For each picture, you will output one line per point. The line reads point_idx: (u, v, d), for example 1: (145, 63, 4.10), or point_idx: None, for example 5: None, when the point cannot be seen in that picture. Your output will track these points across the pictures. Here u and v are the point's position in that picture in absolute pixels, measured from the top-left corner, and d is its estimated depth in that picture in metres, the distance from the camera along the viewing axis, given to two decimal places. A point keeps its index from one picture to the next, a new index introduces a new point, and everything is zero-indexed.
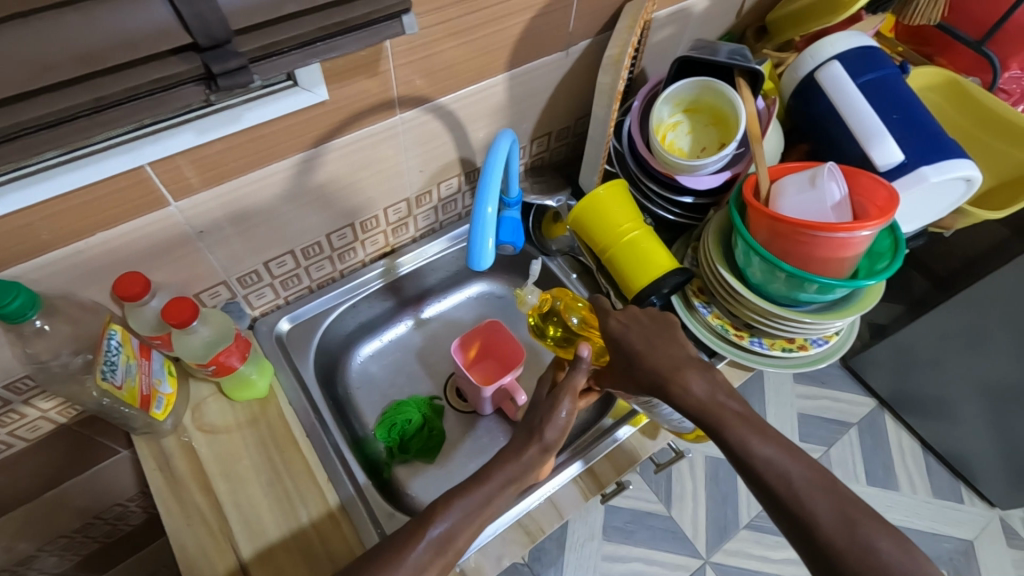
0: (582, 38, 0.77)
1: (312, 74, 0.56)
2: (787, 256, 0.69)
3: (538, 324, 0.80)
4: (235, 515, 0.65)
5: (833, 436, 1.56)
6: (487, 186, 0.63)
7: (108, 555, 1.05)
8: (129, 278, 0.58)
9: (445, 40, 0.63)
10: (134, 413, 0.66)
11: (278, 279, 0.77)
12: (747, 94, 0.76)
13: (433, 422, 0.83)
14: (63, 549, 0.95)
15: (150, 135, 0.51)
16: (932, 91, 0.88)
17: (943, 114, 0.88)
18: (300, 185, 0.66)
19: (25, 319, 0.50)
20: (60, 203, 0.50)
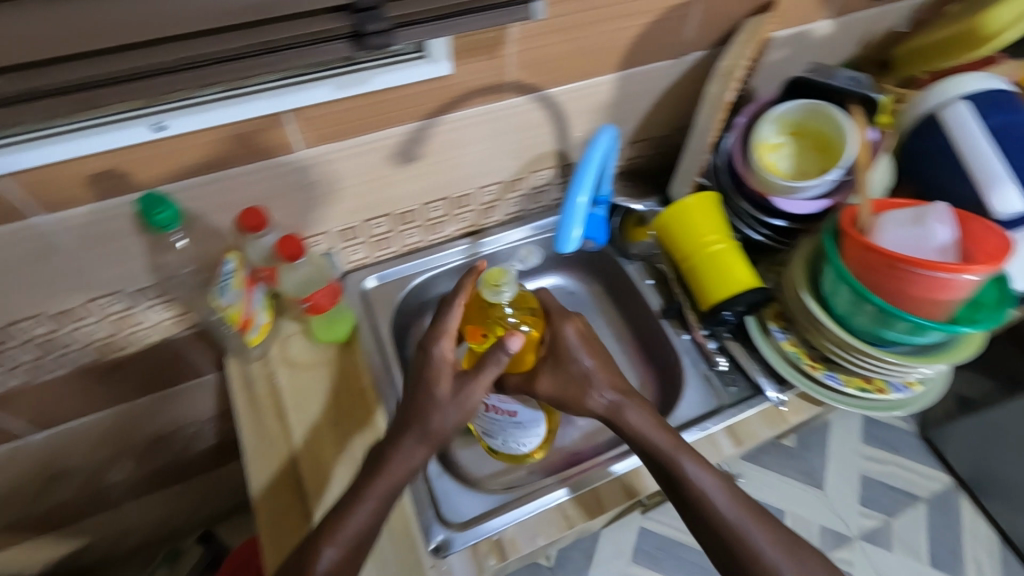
0: (695, 48, 0.78)
1: (439, 48, 0.60)
2: (879, 289, 0.67)
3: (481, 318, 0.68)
4: (302, 448, 0.71)
5: (898, 507, 1.45)
6: (582, 177, 0.68)
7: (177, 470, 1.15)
8: (251, 211, 0.64)
9: (565, 32, 0.66)
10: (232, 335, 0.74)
11: (372, 239, 0.82)
12: (861, 121, 0.75)
13: None
14: (143, 456, 1.06)
15: (293, 86, 0.58)
16: None
17: None
18: (408, 153, 0.71)
19: (168, 230, 0.58)
20: (210, 134, 0.57)
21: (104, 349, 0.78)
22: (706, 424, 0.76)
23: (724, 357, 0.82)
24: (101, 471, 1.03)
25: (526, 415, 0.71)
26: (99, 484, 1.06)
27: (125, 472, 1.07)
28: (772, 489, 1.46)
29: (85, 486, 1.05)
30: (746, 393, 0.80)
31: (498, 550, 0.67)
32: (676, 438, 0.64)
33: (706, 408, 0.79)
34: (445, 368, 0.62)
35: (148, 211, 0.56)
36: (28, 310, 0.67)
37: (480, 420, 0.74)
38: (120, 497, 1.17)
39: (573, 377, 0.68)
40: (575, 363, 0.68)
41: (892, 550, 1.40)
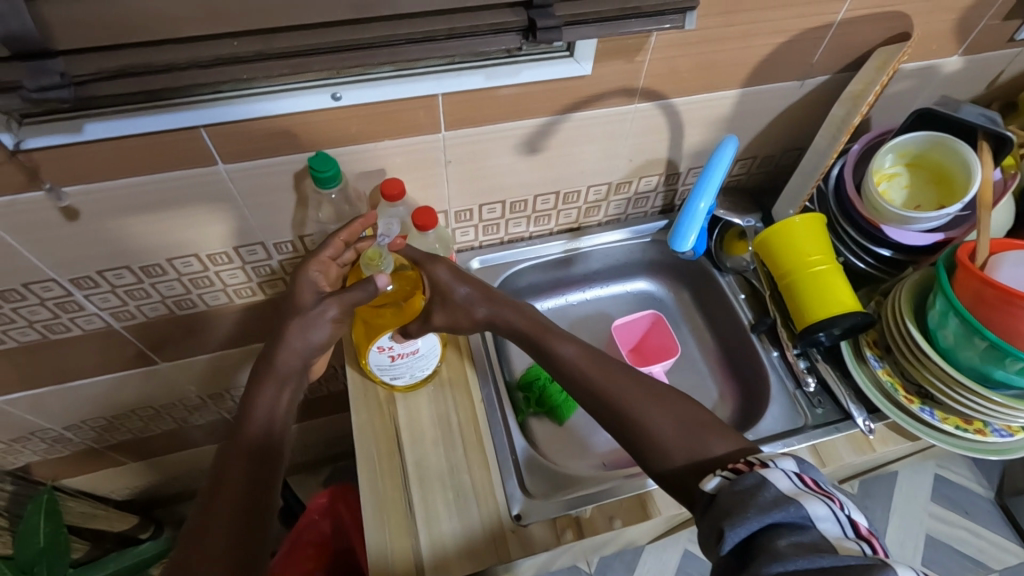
0: (821, 72, 0.79)
1: (586, 49, 0.65)
2: (992, 325, 0.66)
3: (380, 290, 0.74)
4: (404, 415, 0.78)
5: (964, 572, 1.38)
6: (705, 183, 0.71)
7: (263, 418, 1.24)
8: (392, 181, 0.70)
9: (703, 45, 0.70)
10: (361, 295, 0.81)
11: (482, 224, 0.88)
12: (988, 160, 0.73)
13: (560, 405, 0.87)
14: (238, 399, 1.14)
15: (452, 72, 0.64)
16: None
17: None
18: (534, 145, 0.76)
19: (329, 188, 0.65)
20: (376, 107, 0.64)
21: (236, 292, 0.87)
22: (790, 440, 0.77)
23: (813, 378, 0.82)
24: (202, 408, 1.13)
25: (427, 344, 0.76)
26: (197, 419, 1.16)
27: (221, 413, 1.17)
28: None
29: (186, 419, 1.15)
30: (833, 416, 0.80)
31: (576, 527, 0.70)
32: (535, 325, 0.73)
33: (790, 426, 0.79)
34: (308, 287, 0.70)
35: (317, 169, 0.63)
36: (189, 247, 0.76)
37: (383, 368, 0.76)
38: (210, 435, 1.27)
39: (456, 304, 0.74)
40: (454, 294, 0.73)
41: None
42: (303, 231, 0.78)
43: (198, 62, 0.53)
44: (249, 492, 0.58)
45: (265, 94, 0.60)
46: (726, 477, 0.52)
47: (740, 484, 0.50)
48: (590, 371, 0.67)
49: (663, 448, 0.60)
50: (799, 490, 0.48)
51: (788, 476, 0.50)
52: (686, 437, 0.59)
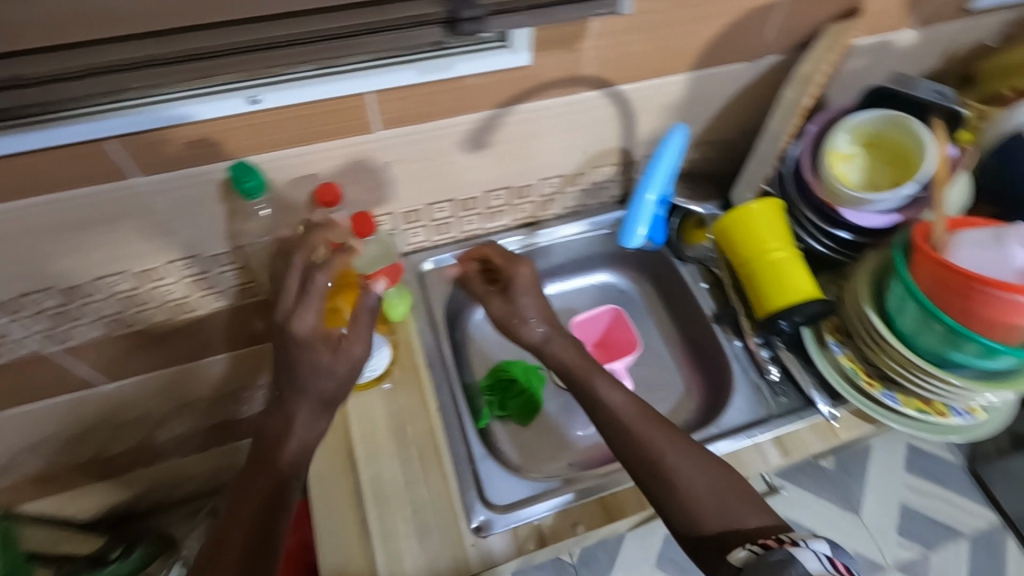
0: (771, 52, 0.77)
1: (521, 39, 0.61)
2: (949, 309, 0.65)
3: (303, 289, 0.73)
4: (358, 425, 0.75)
5: (938, 539, 1.40)
6: (651, 176, 0.70)
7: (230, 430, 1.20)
8: (327, 188, 0.67)
9: (649, 29, 0.66)
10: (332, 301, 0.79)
11: (433, 224, 0.85)
12: (942, 137, 0.72)
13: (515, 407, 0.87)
14: (198, 414, 1.10)
15: (381, 67, 0.59)
16: None
17: None
18: (478, 142, 0.73)
19: (255, 200, 0.61)
20: (300, 109, 0.60)
21: (178, 308, 0.83)
22: (754, 432, 0.76)
23: (776, 367, 0.81)
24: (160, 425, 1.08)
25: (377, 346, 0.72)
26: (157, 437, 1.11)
27: (181, 429, 1.13)
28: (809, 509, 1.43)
29: (145, 438, 1.11)
30: (797, 405, 0.78)
31: (538, 536, 0.68)
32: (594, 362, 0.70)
33: (755, 416, 0.78)
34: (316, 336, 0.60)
35: (237, 179, 0.59)
36: (116, 265, 0.71)
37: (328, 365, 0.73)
38: (174, 451, 1.22)
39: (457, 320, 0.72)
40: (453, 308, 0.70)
41: None
42: (240, 242, 0.73)
43: (89, 69, 0.49)
44: (263, 518, 0.57)
45: (175, 101, 0.56)
46: (754, 552, 0.53)
47: (769, 559, 0.51)
48: (638, 422, 0.64)
49: (687, 503, 0.59)
50: (828, 574, 0.48)
51: (818, 557, 0.50)
52: (721, 508, 0.59)
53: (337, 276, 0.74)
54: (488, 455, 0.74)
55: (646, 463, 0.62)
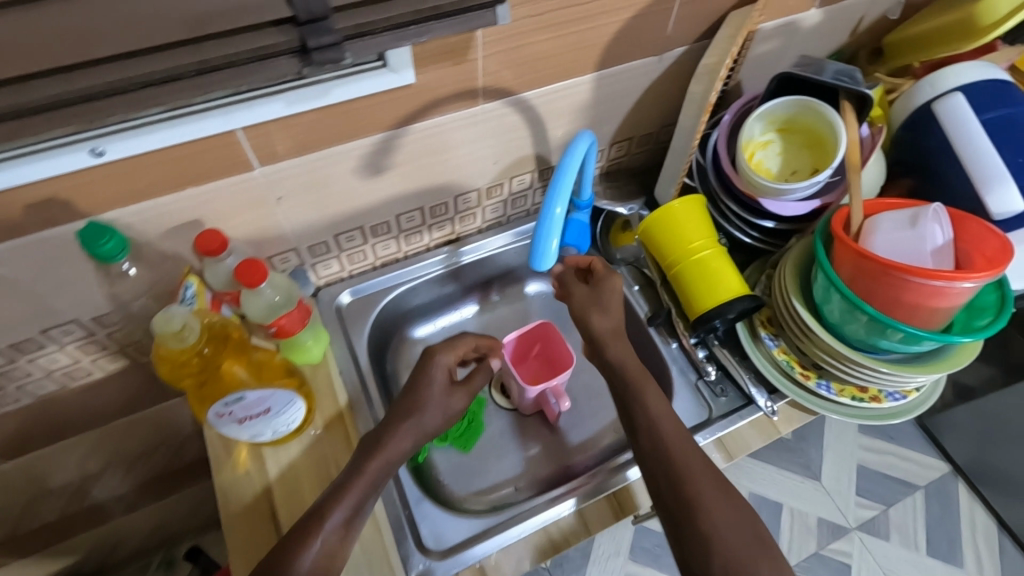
0: (677, 44, 0.73)
1: (401, 57, 0.56)
2: (871, 297, 0.64)
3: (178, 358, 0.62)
4: (277, 479, 0.68)
5: (895, 496, 1.43)
6: (560, 184, 0.64)
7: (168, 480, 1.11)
8: (209, 234, 0.61)
9: (542, 32, 0.62)
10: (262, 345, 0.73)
11: (345, 253, 0.79)
12: (852, 120, 0.70)
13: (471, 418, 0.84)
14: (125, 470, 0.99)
15: (245, 102, 0.53)
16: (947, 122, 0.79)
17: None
18: (377, 166, 0.67)
19: (114, 261, 0.54)
20: (158, 156, 0.53)
21: (68, 375, 0.75)
22: (696, 438, 0.74)
23: (713, 365, 0.79)
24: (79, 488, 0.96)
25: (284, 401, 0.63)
26: (82, 503, 1.01)
27: (105, 492, 1.03)
28: (770, 481, 1.46)
29: (65, 503, 0.99)
30: (736, 403, 0.77)
31: None
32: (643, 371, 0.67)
33: (696, 420, 0.76)
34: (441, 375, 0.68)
35: (91, 244, 0.52)
36: None
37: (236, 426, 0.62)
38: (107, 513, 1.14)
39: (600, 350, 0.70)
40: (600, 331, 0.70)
41: (890, 541, 1.39)
42: (124, 301, 0.66)
43: None
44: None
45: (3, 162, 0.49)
46: None
47: None
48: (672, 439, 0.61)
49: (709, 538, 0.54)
50: None
51: None
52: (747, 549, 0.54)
53: (223, 341, 0.66)
54: (424, 496, 0.71)
55: (675, 492, 0.57)
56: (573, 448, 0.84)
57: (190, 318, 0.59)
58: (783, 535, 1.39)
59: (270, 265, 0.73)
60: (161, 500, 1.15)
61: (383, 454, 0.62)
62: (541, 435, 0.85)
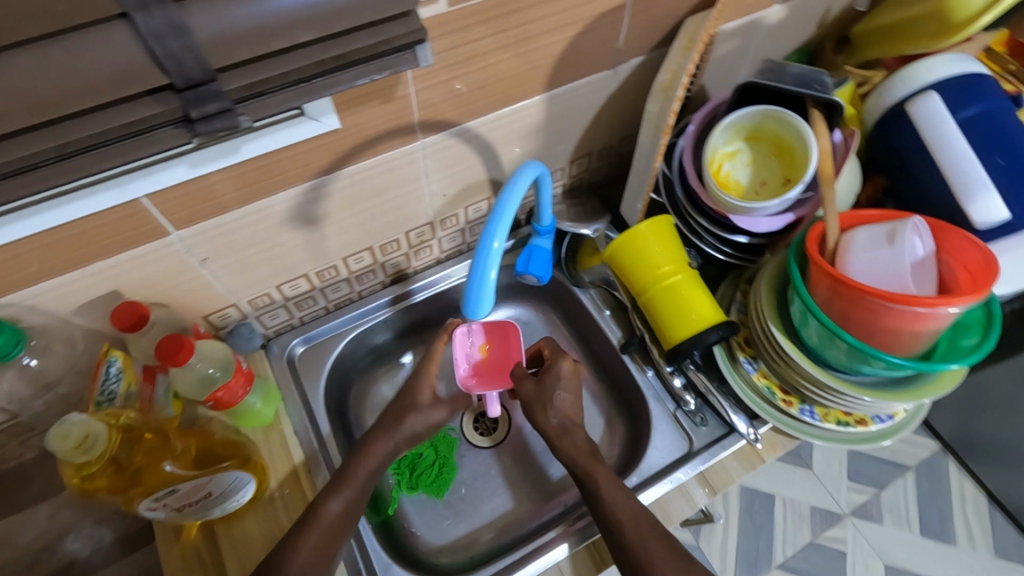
0: (631, 55, 0.67)
1: (320, 104, 0.50)
2: (851, 324, 0.60)
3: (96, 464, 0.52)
4: (230, 555, 0.62)
5: (885, 478, 1.40)
6: (499, 219, 0.54)
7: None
8: (124, 308, 0.54)
9: (479, 60, 0.56)
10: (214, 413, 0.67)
11: (291, 301, 0.73)
12: (821, 130, 0.66)
13: (446, 460, 0.80)
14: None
15: (141, 169, 0.47)
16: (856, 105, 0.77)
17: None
18: (310, 212, 0.61)
19: (10, 357, 0.49)
20: (49, 237, 0.47)
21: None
22: (677, 475, 0.70)
23: (692, 394, 0.75)
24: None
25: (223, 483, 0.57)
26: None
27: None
28: (761, 474, 1.41)
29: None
30: (718, 432, 0.73)
31: None
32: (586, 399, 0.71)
33: (676, 454, 0.72)
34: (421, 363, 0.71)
35: None
36: None
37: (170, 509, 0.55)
38: None
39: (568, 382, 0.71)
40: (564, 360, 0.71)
41: (884, 523, 1.35)
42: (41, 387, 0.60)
43: None
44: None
45: None
46: None
47: None
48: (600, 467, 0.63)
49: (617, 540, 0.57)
50: None
51: None
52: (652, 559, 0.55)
53: (136, 443, 0.55)
54: (393, 561, 0.66)
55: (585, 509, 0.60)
56: (553, 487, 0.79)
57: (93, 425, 0.50)
58: (775, 529, 1.35)
59: (208, 324, 0.68)
60: None
61: (320, 524, 0.58)
62: (516, 474, 0.81)
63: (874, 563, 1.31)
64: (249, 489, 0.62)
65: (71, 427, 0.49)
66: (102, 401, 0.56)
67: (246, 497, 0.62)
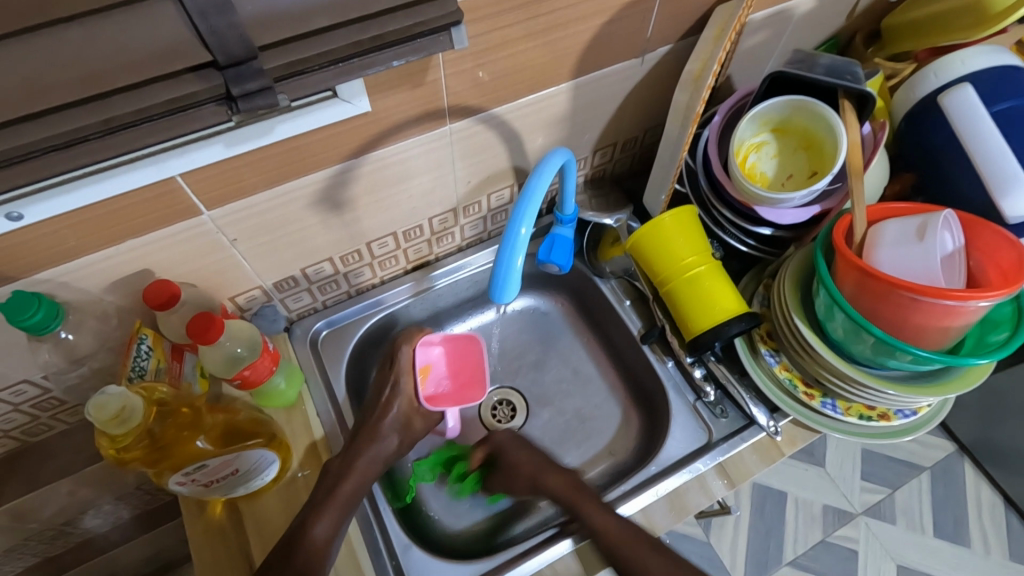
0: (660, 44, 0.67)
1: (352, 86, 0.51)
2: (878, 317, 0.60)
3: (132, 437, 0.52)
4: (254, 532, 0.64)
5: (900, 479, 1.38)
6: (526, 205, 0.54)
7: (164, 512, 1.02)
8: (157, 287, 0.55)
9: (510, 46, 0.56)
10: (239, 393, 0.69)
11: (315, 285, 0.74)
12: (851, 120, 0.65)
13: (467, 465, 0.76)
14: (113, 511, 0.92)
15: (177, 147, 0.48)
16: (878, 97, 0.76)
17: None
18: (337, 196, 0.62)
19: (48, 330, 0.49)
20: (87, 213, 0.48)
21: (26, 431, 0.69)
22: (696, 465, 0.70)
23: (711, 385, 0.75)
24: (65, 533, 0.88)
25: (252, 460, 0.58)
26: (68, 543, 0.92)
27: (99, 524, 0.93)
28: (773, 471, 1.40)
29: (54, 546, 0.90)
30: (737, 423, 0.73)
31: None
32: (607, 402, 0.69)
33: (695, 444, 0.72)
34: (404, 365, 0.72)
35: (16, 316, 0.47)
36: None
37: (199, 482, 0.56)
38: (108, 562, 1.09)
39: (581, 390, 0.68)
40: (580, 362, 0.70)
41: (897, 524, 1.34)
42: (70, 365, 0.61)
43: None
44: None
45: None
46: None
47: None
48: None
49: None
50: None
51: None
52: None
53: (169, 416, 0.56)
54: (412, 542, 0.67)
55: None
56: None
57: (129, 397, 0.50)
58: (787, 526, 1.34)
59: (234, 305, 0.69)
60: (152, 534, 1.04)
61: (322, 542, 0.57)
62: None
63: (887, 565, 1.30)
64: (274, 467, 0.63)
65: (111, 399, 0.49)
66: (134, 377, 0.57)
67: (271, 475, 0.63)
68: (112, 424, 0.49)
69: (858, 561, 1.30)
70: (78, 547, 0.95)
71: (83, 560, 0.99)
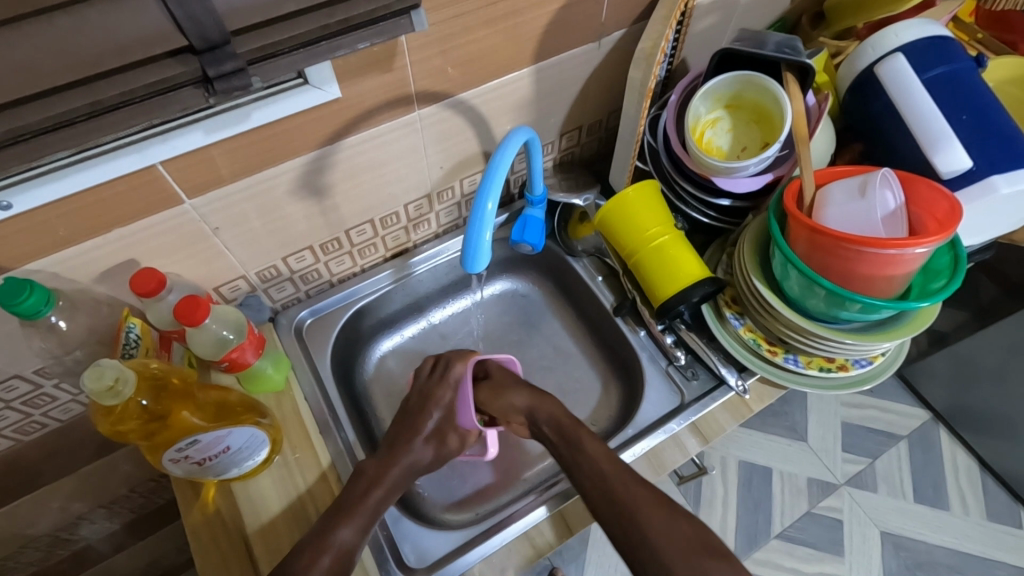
0: (614, 29, 0.71)
1: (322, 73, 0.54)
2: (828, 271, 0.64)
3: (126, 412, 0.56)
4: (246, 510, 0.66)
5: (879, 448, 1.41)
6: (492, 179, 0.57)
7: (157, 519, 1.03)
8: (144, 275, 0.57)
9: (468, 33, 0.60)
10: (230, 380, 0.72)
11: (297, 275, 0.77)
12: (795, 91, 0.69)
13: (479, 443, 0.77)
14: (108, 517, 0.93)
15: (159, 135, 0.51)
16: (823, 75, 0.81)
17: (1000, 91, 0.80)
18: (313, 183, 0.65)
19: (41, 315, 0.52)
20: (75, 201, 0.50)
21: (19, 432, 0.70)
22: (670, 426, 0.73)
23: (682, 350, 0.78)
24: (61, 541, 0.89)
25: (241, 439, 0.61)
26: (65, 551, 0.92)
27: (94, 532, 0.94)
28: (756, 447, 1.44)
29: (50, 555, 0.90)
30: (709, 385, 0.77)
31: None
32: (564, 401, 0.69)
33: (669, 407, 0.76)
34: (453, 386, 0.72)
35: (10, 300, 0.50)
36: None
37: (191, 459, 0.59)
38: None
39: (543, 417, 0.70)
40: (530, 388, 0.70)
41: (877, 492, 1.37)
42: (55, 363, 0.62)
43: None
44: None
45: None
46: None
47: None
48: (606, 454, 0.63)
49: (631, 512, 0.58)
50: None
51: None
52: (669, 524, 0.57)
53: (162, 389, 0.59)
54: (402, 515, 0.70)
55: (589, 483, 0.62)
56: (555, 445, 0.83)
57: (124, 370, 0.53)
58: (774, 499, 1.37)
59: (219, 295, 0.71)
60: (147, 541, 1.05)
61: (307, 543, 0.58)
62: (518, 439, 0.84)
63: (871, 531, 1.33)
64: (265, 447, 0.65)
65: (101, 371, 0.52)
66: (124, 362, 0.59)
67: (262, 455, 0.66)
68: (104, 395, 0.52)
69: (843, 528, 1.33)
70: (74, 557, 0.95)
71: (81, 569, 0.99)
